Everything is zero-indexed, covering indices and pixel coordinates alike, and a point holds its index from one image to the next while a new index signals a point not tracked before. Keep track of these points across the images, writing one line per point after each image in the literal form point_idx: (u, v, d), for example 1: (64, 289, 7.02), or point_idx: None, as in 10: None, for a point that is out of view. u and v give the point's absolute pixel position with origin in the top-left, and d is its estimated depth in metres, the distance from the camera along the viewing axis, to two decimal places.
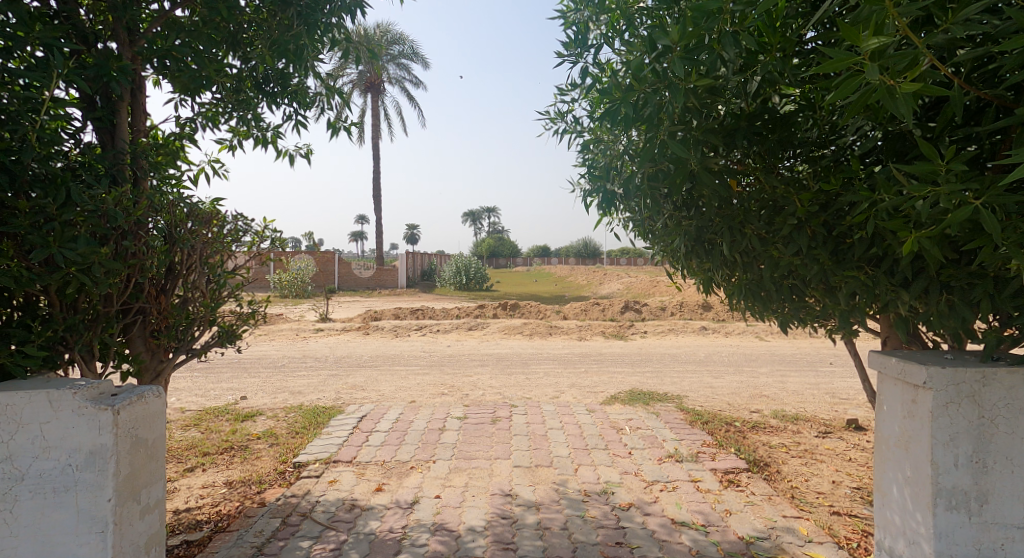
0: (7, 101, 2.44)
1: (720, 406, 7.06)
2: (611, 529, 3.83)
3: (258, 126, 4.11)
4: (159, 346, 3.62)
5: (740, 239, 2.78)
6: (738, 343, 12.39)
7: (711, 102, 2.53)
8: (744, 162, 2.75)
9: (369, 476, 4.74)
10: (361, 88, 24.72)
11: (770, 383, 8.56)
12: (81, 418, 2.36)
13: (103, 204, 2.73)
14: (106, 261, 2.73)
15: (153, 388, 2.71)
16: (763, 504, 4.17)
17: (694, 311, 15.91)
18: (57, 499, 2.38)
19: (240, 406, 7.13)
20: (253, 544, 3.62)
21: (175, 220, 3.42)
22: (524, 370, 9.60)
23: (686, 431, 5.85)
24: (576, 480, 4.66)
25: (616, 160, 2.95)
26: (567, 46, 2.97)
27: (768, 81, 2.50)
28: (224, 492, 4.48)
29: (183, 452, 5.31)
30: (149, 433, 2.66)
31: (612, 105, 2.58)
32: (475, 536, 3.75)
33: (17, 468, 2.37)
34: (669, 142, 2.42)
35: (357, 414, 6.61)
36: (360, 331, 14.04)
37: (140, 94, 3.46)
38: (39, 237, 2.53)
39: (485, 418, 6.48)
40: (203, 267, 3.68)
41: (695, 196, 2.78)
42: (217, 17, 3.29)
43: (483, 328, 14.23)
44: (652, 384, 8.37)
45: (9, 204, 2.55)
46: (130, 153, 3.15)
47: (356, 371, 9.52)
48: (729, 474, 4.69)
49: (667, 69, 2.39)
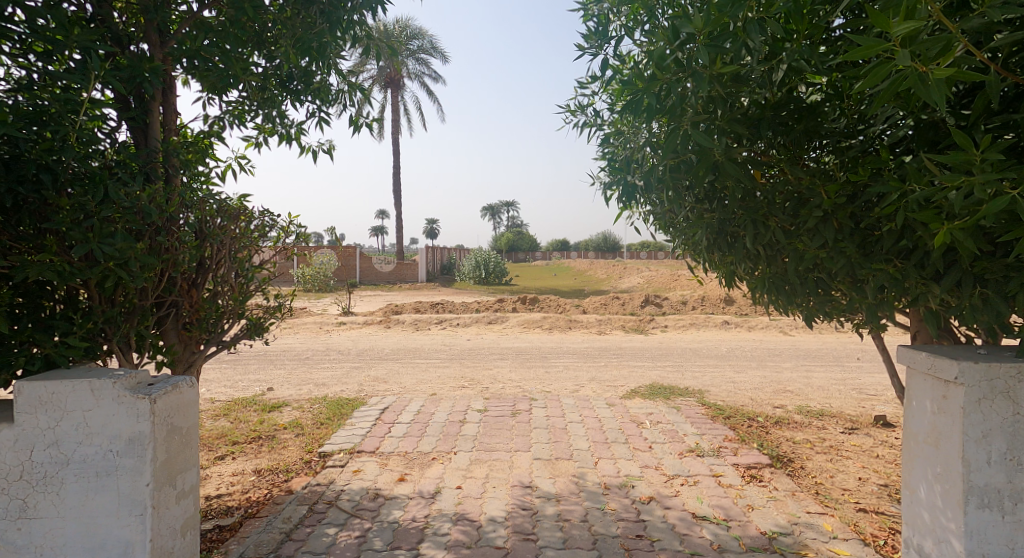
0: (48, 103, 2.53)
1: (743, 401, 7.05)
2: (631, 522, 3.88)
3: (282, 124, 4.26)
4: (192, 338, 3.73)
5: (764, 231, 2.81)
6: (763, 338, 12.27)
7: (736, 92, 2.55)
8: (768, 153, 2.79)
9: (391, 467, 4.84)
10: (381, 84, 24.93)
11: (796, 378, 8.53)
12: (121, 407, 2.48)
13: (138, 201, 2.83)
14: (141, 255, 2.82)
15: (187, 378, 2.81)
16: (786, 499, 4.18)
17: (716, 305, 15.82)
18: (100, 483, 2.49)
19: (268, 397, 7.30)
20: (282, 530, 3.73)
21: (205, 215, 3.52)
22: (543, 364, 9.64)
23: (708, 426, 5.85)
24: (596, 473, 4.71)
25: (637, 153, 3.04)
26: (587, 37, 3.02)
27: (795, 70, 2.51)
28: (253, 479, 4.61)
29: (215, 440, 5.46)
30: (183, 421, 2.76)
31: (634, 97, 2.59)
32: (496, 526, 3.83)
33: (62, 453, 2.48)
34: (692, 133, 2.44)
35: (380, 406, 6.73)
36: (382, 325, 14.20)
37: (171, 94, 3.56)
38: (80, 233, 2.60)
39: (504, 411, 6.54)
40: (232, 260, 3.80)
41: (717, 189, 2.84)
42: (244, 17, 3.36)
43: (502, 322, 14.30)
44: (673, 379, 8.36)
45: (52, 201, 2.64)
46: (163, 151, 3.25)
47: (378, 364, 9.67)
48: (752, 469, 4.70)
49: (692, 57, 2.42)
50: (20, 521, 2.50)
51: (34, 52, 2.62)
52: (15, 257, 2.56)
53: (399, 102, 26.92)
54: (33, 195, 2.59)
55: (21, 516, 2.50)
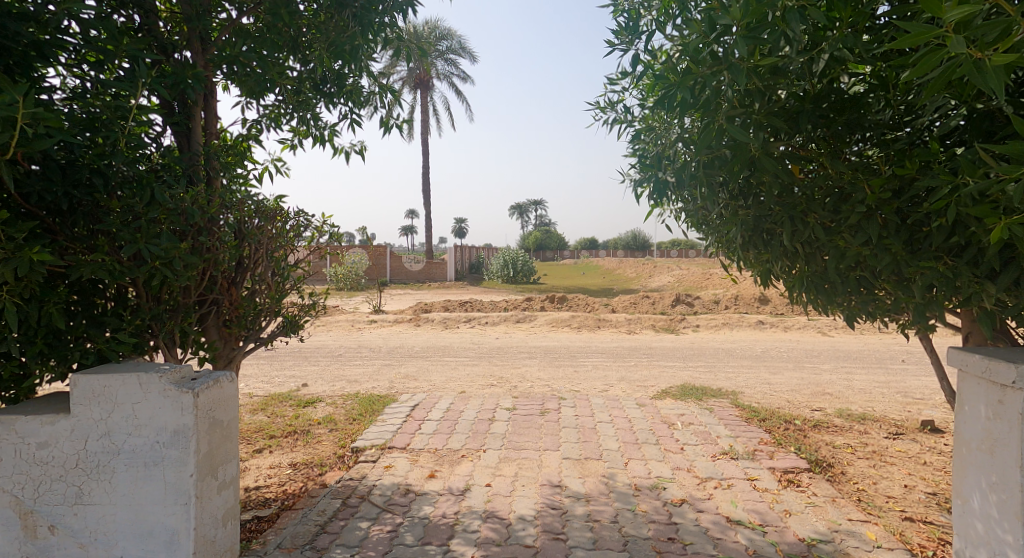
0: (99, 110, 2.68)
1: (779, 404, 6.96)
2: (662, 525, 3.88)
3: (316, 126, 4.38)
4: (231, 335, 3.86)
5: (802, 228, 2.80)
6: (801, 338, 12.07)
7: (774, 84, 2.57)
8: (807, 147, 2.81)
9: (422, 463, 4.93)
10: (411, 85, 25.18)
11: (835, 380, 8.38)
12: (167, 400, 2.59)
13: (182, 203, 2.96)
14: (185, 254, 2.95)
15: (228, 373, 2.92)
16: (826, 506, 4.13)
17: (751, 304, 15.59)
18: (148, 473, 2.61)
19: (303, 393, 7.48)
20: (317, 522, 3.84)
21: (243, 216, 3.62)
22: (572, 363, 9.66)
23: (743, 428, 5.80)
24: (627, 474, 4.72)
25: (670, 149, 3.08)
26: (618, 33, 3.05)
27: (837, 59, 2.52)
28: (289, 472, 4.75)
29: (253, 434, 5.63)
30: (224, 415, 2.87)
31: (668, 91, 2.64)
32: (526, 525, 3.87)
33: (113, 443, 2.60)
34: (728, 126, 2.46)
35: (410, 403, 6.83)
36: (411, 323, 14.37)
37: (212, 99, 3.69)
38: (128, 233, 2.73)
39: (533, 410, 6.59)
40: (269, 260, 3.91)
41: (753, 184, 2.84)
42: (279, 23, 3.52)
43: (531, 321, 14.34)
44: (706, 379, 8.29)
45: (102, 203, 2.77)
46: (204, 154, 3.40)
47: (408, 362, 9.80)
48: (789, 474, 4.64)
49: (729, 50, 2.45)
50: (76, 507, 2.63)
51: (86, 61, 2.75)
52: (69, 256, 2.69)
53: (428, 102, 27.14)
54: (85, 198, 2.70)
55: (76, 502, 2.63)
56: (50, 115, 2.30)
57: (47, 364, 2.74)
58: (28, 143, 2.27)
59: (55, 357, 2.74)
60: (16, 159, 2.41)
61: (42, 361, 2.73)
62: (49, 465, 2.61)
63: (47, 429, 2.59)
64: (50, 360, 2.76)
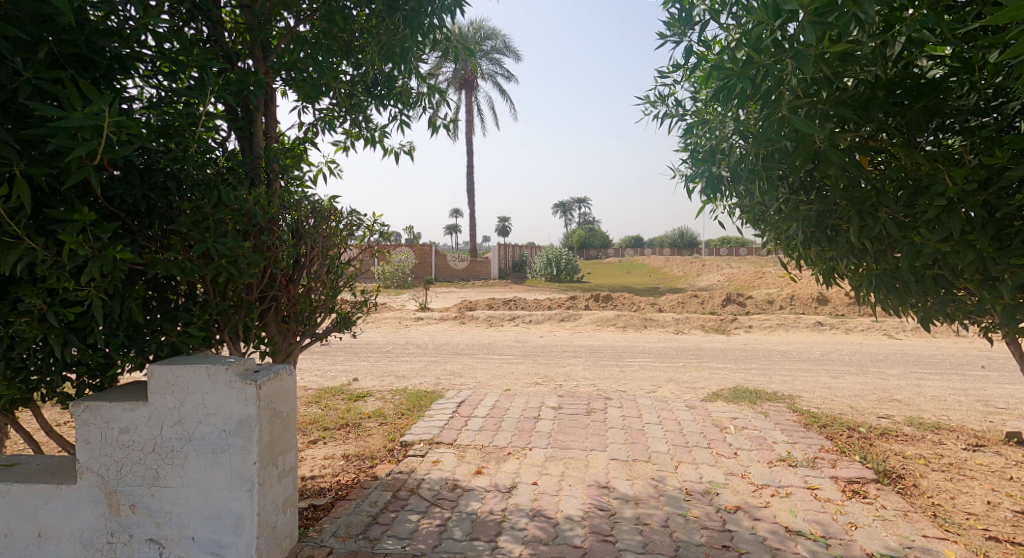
0: (172, 116, 2.81)
1: (842, 410, 6.70)
2: (716, 532, 3.79)
3: (368, 129, 4.45)
4: (289, 330, 3.96)
5: (873, 224, 2.69)
6: (864, 340, 11.62)
7: (843, 71, 2.52)
8: (878, 138, 2.70)
9: (469, 459, 4.95)
10: (456, 85, 25.38)
11: (904, 386, 8.02)
12: (233, 391, 2.67)
13: (245, 203, 3.06)
14: (249, 253, 3.04)
15: (287, 366, 2.99)
16: (897, 520, 3.95)
17: (809, 305, 15.07)
18: (216, 459, 2.70)
19: (353, 387, 7.63)
20: (369, 513, 3.91)
21: (301, 216, 3.71)
22: (618, 363, 9.55)
23: (800, 434, 5.61)
24: (677, 478, 4.63)
25: (723, 143, 3.05)
26: (669, 25, 3.07)
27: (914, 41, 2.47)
28: (342, 463, 4.85)
29: (307, 426, 5.77)
30: (284, 406, 2.95)
31: (727, 83, 2.62)
32: (573, 525, 3.84)
33: (185, 430, 2.70)
34: (793, 118, 2.43)
35: (457, 399, 6.88)
36: (456, 320, 14.48)
37: (272, 104, 3.78)
38: (198, 233, 2.83)
39: (578, 409, 6.54)
40: (324, 258, 3.99)
41: (818, 177, 2.79)
42: (335, 29, 3.61)
43: (575, 320, 14.25)
44: (759, 383, 8.07)
45: (175, 205, 2.89)
46: (264, 157, 3.50)
47: (453, 359, 9.87)
48: (854, 484, 4.47)
49: (794, 37, 2.42)
50: (153, 489, 2.74)
51: (161, 72, 2.88)
52: (148, 255, 2.82)
53: (473, 101, 27.30)
54: (160, 200, 2.83)
55: (152, 485, 2.74)
56: (133, 122, 2.44)
57: (128, 355, 2.86)
58: (113, 150, 2.42)
59: (135, 349, 2.86)
60: (101, 165, 2.55)
61: (123, 352, 2.85)
62: (130, 449, 2.73)
63: (128, 415, 2.71)
64: (130, 350, 2.89)
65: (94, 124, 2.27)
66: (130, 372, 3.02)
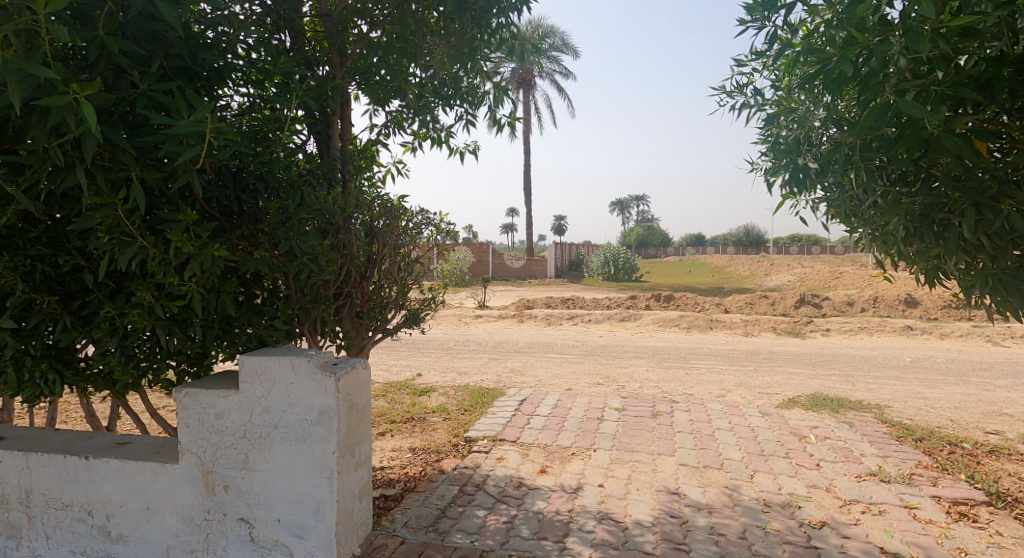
0: (261, 122, 2.82)
1: (940, 423, 6.21)
2: (799, 547, 3.54)
3: (434, 129, 4.39)
4: (363, 325, 3.95)
5: (991, 216, 2.41)
6: (964, 347, 10.81)
7: (961, 46, 2.31)
8: (999, 122, 2.45)
9: (533, 457, 4.85)
10: (514, 84, 25.37)
11: (1013, 399, 7.37)
12: (314, 382, 2.65)
13: (327, 204, 3.06)
14: (329, 251, 3.01)
15: (362, 359, 2.95)
16: (1014, 548, 3.59)
17: (894, 306, 14.16)
18: (299, 447, 2.69)
19: (418, 382, 7.67)
20: (437, 506, 3.85)
21: (371, 217, 3.63)
22: (683, 365, 9.24)
23: (892, 447, 5.22)
24: (753, 488, 4.37)
25: (812, 134, 2.90)
26: (753, 11, 2.95)
27: None
28: (409, 456, 4.83)
29: (374, 419, 5.81)
30: (361, 398, 2.91)
31: (824, 66, 2.43)
32: (643, 531, 3.67)
33: (271, 418, 2.71)
34: (900, 103, 2.19)
35: (519, 397, 6.79)
36: (514, 319, 14.42)
37: (348, 108, 3.77)
38: (284, 232, 2.85)
39: (644, 411, 6.33)
40: (395, 255, 3.96)
41: (925, 166, 2.51)
42: (408, 32, 3.58)
43: (636, 320, 13.93)
44: (841, 390, 7.61)
45: (261, 207, 2.92)
46: (341, 159, 3.48)
47: (514, 357, 9.80)
48: (959, 506, 4.10)
49: (905, 13, 2.21)
50: (244, 471, 2.75)
51: (251, 80, 2.92)
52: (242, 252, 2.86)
53: (531, 100, 27.23)
54: (249, 202, 2.88)
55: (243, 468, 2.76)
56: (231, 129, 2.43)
57: (223, 346, 2.95)
58: (214, 155, 2.45)
59: (227, 341, 2.94)
60: (207, 171, 2.63)
61: (217, 343, 2.92)
62: (224, 433, 2.75)
63: (224, 402, 2.74)
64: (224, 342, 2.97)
65: (199, 130, 2.28)
66: (225, 361, 3.08)
